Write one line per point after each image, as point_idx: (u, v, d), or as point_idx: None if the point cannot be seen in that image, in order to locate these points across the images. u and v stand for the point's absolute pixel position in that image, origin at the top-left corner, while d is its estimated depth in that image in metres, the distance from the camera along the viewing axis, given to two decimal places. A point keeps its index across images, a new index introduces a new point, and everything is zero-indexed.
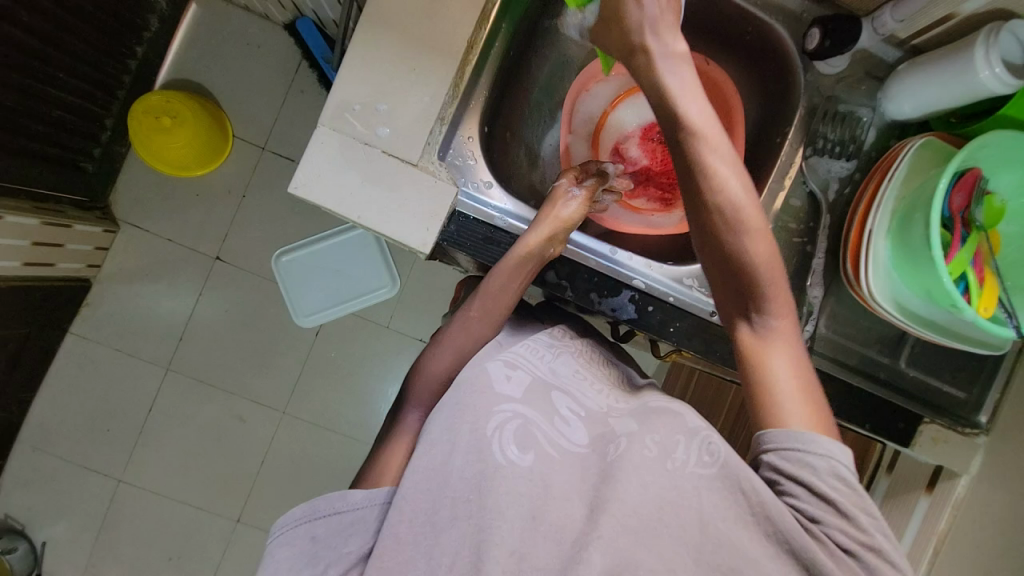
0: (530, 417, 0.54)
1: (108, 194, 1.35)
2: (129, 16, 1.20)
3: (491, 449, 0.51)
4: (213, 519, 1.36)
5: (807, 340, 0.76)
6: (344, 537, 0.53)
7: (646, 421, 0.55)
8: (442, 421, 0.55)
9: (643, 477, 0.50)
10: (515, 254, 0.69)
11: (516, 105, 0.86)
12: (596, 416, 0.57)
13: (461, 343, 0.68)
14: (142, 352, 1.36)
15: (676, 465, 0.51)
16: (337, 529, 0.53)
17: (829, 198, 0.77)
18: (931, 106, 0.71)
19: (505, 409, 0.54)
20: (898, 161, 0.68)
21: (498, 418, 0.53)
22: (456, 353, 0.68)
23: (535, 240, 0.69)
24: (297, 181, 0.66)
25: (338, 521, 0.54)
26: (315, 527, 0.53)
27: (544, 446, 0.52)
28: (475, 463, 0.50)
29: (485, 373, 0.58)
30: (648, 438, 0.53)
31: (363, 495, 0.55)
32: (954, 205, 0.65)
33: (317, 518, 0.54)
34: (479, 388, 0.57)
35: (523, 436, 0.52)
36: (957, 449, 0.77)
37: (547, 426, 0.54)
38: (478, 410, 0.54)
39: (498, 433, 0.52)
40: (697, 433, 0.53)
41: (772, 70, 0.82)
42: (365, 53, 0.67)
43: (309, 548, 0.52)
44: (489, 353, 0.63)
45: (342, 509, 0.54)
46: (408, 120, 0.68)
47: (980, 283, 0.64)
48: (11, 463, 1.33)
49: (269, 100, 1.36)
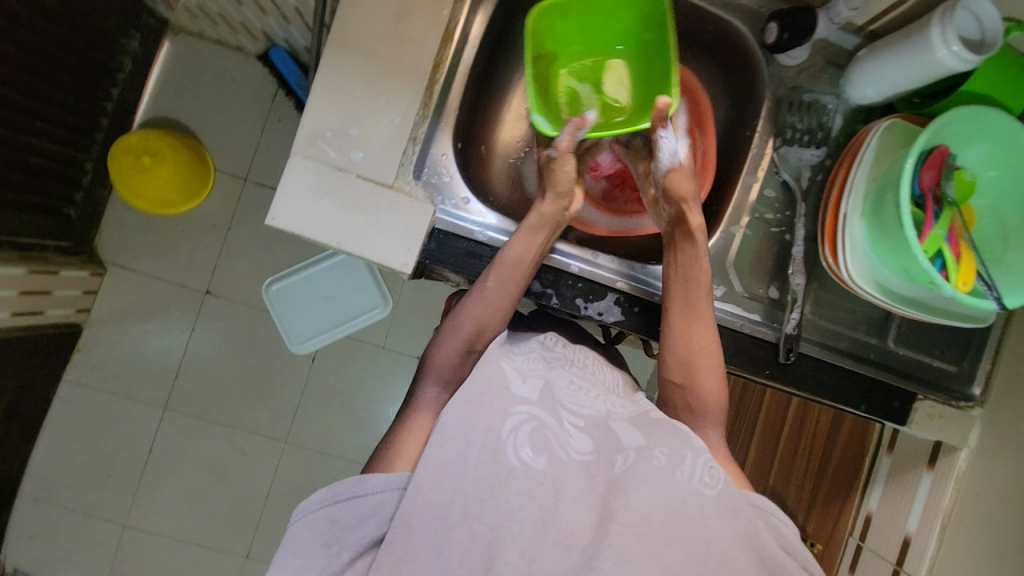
0: (544, 420, 0.53)
1: (93, 237, 1.34)
2: (103, 59, 1.20)
3: (506, 449, 0.50)
4: (223, 556, 1.35)
5: (795, 327, 0.76)
6: (361, 522, 0.51)
7: (652, 435, 0.54)
8: (454, 418, 0.52)
9: (654, 489, 0.49)
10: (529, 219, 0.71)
11: (489, 119, 0.88)
12: (595, 421, 0.56)
13: (480, 315, 0.67)
14: (138, 393, 1.34)
15: (683, 477, 0.51)
16: (354, 513, 0.51)
17: (803, 186, 0.78)
18: (892, 90, 0.73)
19: (520, 410, 0.53)
20: (865, 145, 0.70)
21: (514, 420, 0.52)
22: (477, 322, 0.67)
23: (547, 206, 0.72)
24: (274, 212, 0.67)
25: (355, 505, 0.52)
26: (334, 511, 0.52)
27: (556, 449, 0.51)
28: (489, 465, 0.49)
29: (496, 372, 0.57)
30: (657, 449, 0.52)
31: (382, 479, 0.52)
32: (924, 182, 0.66)
33: (336, 502, 0.52)
34: (494, 385, 0.55)
35: (537, 438, 0.51)
36: (953, 422, 0.78)
37: (558, 430, 0.53)
38: (493, 409, 0.53)
39: (513, 434, 0.51)
40: (701, 453, 0.53)
41: (736, 67, 0.85)
42: (335, 79, 0.68)
43: (327, 531, 0.51)
44: (498, 352, 0.61)
45: (360, 494, 0.52)
46: (381, 142, 0.68)
47: (957, 258, 0.65)
48: (13, 517, 1.31)
49: (248, 131, 1.37)
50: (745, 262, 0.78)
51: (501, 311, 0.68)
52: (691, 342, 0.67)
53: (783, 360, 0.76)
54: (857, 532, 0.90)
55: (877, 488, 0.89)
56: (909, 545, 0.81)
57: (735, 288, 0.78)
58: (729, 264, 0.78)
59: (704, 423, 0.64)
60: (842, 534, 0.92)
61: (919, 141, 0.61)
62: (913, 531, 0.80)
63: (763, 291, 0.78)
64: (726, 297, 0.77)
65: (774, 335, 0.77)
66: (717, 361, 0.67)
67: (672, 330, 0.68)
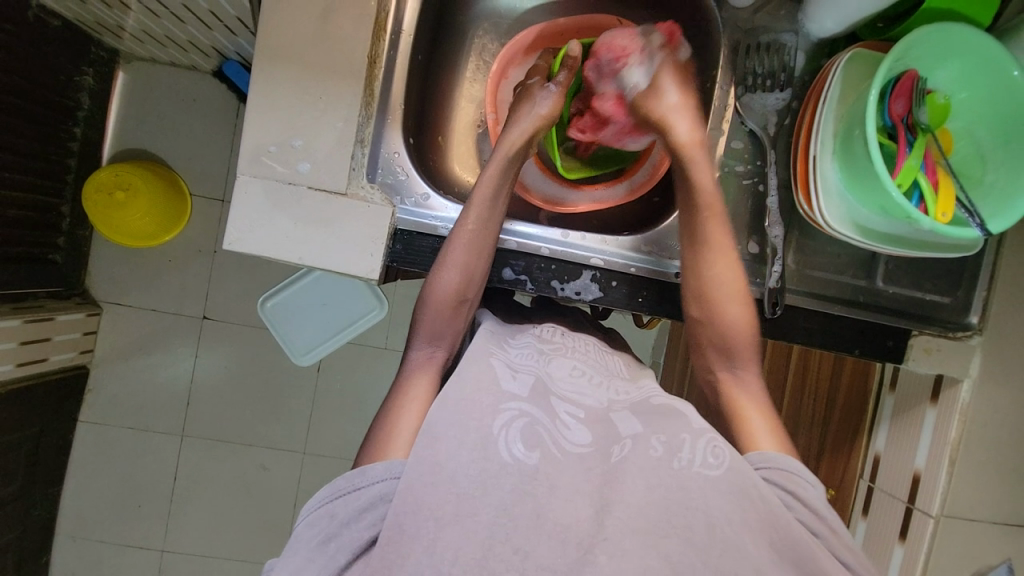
0: (536, 416, 0.52)
1: (83, 278, 1.34)
2: (59, 98, 1.16)
3: (497, 446, 0.49)
4: (261, 568, 1.38)
5: (778, 280, 0.74)
6: (358, 516, 0.49)
7: (650, 423, 0.55)
8: (446, 416, 0.51)
9: (648, 479, 0.49)
10: (504, 149, 0.70)
11: (440, 111, 0.88)
12: (597, 413, 0.56)
13: (469, 264, 0.66)
14: (154, 424, 1.36)
15: (682, 465, 0.50)
16: (353, 506, 0.49)
17: (771, 133, 0.75)
18: (850, 18, 0.69)
19: (512, 406, 0.52)
20: (829, 82, 0.67)
21: (504, 417, 0.51)
22: (463, 269, 0.66)
23: (519, 136, 0.72)
24: (229, 237, 0.65)
25: (355, 497, 0.50)
26: (335, 506, 0.50)
27: (549, 445, 0.50)
28: (479, 461, 0.48)
29: (486, 370, 0.56)
30: (654, 439, 0.52)
31: (382, 468, 0.51)
32: (895, 112, 0.63)
33: (337, 497, 0.51)
34: (481, 381, 0.55)
35: (530, 434, 0.50)
36: (951, 354, 0.75)
37: (551, 426, 0.52)
38: (484, 407, 0.52)
39: (504, 430, 0.50)
40: (702, 434, 0.53)
41: (689, 16, 0.82)
42: (276, 90, 0.66)
43: (326, 528, 0.49)
44: (491, 347, 0.61)
45: (360, 486, 0.50)
46: (327, 149, 0.67)
47: (934, 187, 0.62)
48: (56, 557, 1.35)
49: (218, 152, 1.35)
50: None
51: (485, 252, 0.68)
52: (718, 281, 0.66)
53: (770, 315, 0.74)
54: (866, 474, 0.89)
55: (882, 428, 0.87)
56: (919, 481, 0.79)
57: None
58: None
59: (737, 362, 0.65)
60: (853, 478, 0.91)
61: (881, 68, 0.59)
62: (921, 467, 0.79)
63: (743, 247, 0.76)
64: None
65: (758, 292, 0.75)
66: (748, 302, 0.67)
67: (695, 268, 0.67)
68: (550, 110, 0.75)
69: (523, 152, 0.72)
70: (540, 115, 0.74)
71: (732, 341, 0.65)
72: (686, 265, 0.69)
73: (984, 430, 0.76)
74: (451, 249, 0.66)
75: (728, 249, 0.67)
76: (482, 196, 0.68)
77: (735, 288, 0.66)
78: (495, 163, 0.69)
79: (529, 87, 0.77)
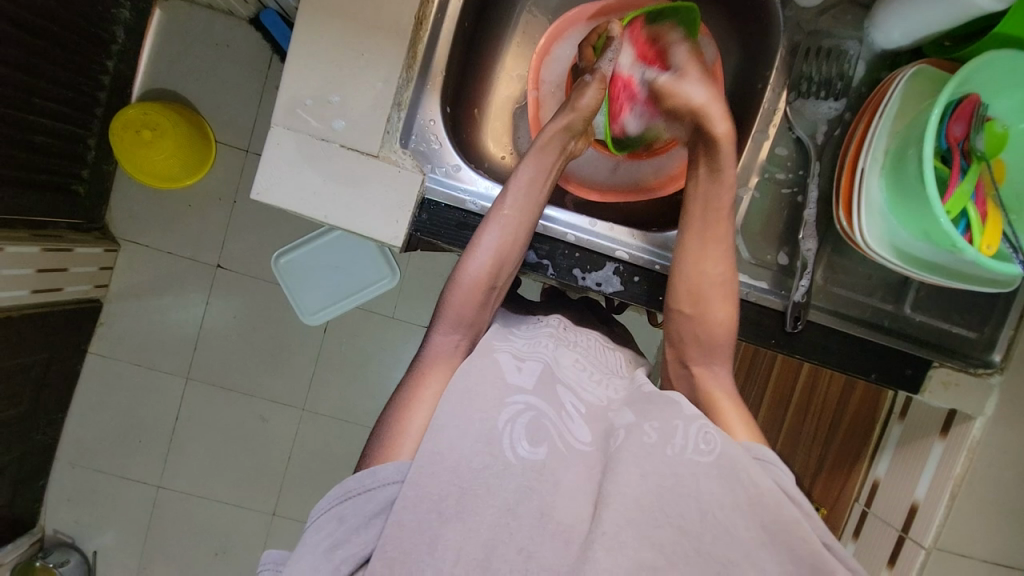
0: (541, 409, 0.52)
1: (104, 213, 1.35)
2: (94, 29, 1.15)
3: (501, 444, 0.49)
4: (250, 515, 1.41)
5: (804, 295, 0.72)
6: (368, 522, 0.47)
7: (642, 412, 0.55)
8: (448, 409, 0.51)
9: (642, 465, 0.49)
10: (540, 143, 0.69)
11: (479, 81, 0.86)
12: (596, 411, 0.56)
13: (502, 251, 0.65)
14: (160, 364, 1.39)
15: (674, 452, 0.50)
16: (363, 511, 0.48)
17: (818, 142, 0.73)
18: (922, 31, 0.66)
19: (517, 400, 0.52)
20: (889, 94, 0.64)
21: (510, 410, 0.51)
22: (496, 253, 0.64)
23: (556, 130, 0.70)
24: (257, 187, 0.65)
25: (366, 501, 0.48)
26: (345, 509, 0.49)
27: (554, 439, 0.51)
28: (483, 456, 0.48)
29: (492, 364, 0.56)
30: (647, 425, 0.53)
31: (392, 470, 0.49)
32: (954, 135, 0.61)
33: (347, 498, 0.49)
34: (488, 376, 0.54)
35: (535, 428, 0.50)
36: (968, 391, 0.74)
37: (556, 419, 0.52)
38: (488, 400, 0.52)
39: (510, 425, 0.50)
40: (694, 420, 0.53)
41: (748, 12, 0.79)
42: (316, 42, 0.65)
43: (334, 532, 0.48)
44: (494, 341, 0.61)
45: (371, 488, 0.49)
46: (363, 109, 0.66)
47: (982, 218, 0.60)
48: (53, 481, 1.38)
49: (247, 101, 1.33)
50: (754, 226, 0.75)
51: (521, 238, 0.66)
52: (705, 271, 0.65)
53: (790, 329, 0.73)
54: (862, 499, 0.90)
55: (885, 456, 0.87)
56: (916, 512, 0.79)
57: (742, 255, 0.74)
58: (736, 229, 0.75)
59: (714, 358, 0.63)
60: (848, 500, 0.92)
61: (947, 89, 0.56)
62: (921, 497, 0.79)
63: (772, 258, 0.75)
64: (731, 266, 0.74)
65: (782, 305, 0.73)
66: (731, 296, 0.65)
67: (691, 253, 0.66)
68: (592, 102, 0.72)
69: (561, 142, 0.70)
70: (580, 108, 0.72)
71: (712, 341, 0.63)
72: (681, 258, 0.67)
73: (991, 469, 0.75)
74: (486, 234, 0.64)
75: (723, 235, 0.66)
76: (519, 184, 0.67)
77: (722, 285, 0.65)
78: (532, 154, 0.69)
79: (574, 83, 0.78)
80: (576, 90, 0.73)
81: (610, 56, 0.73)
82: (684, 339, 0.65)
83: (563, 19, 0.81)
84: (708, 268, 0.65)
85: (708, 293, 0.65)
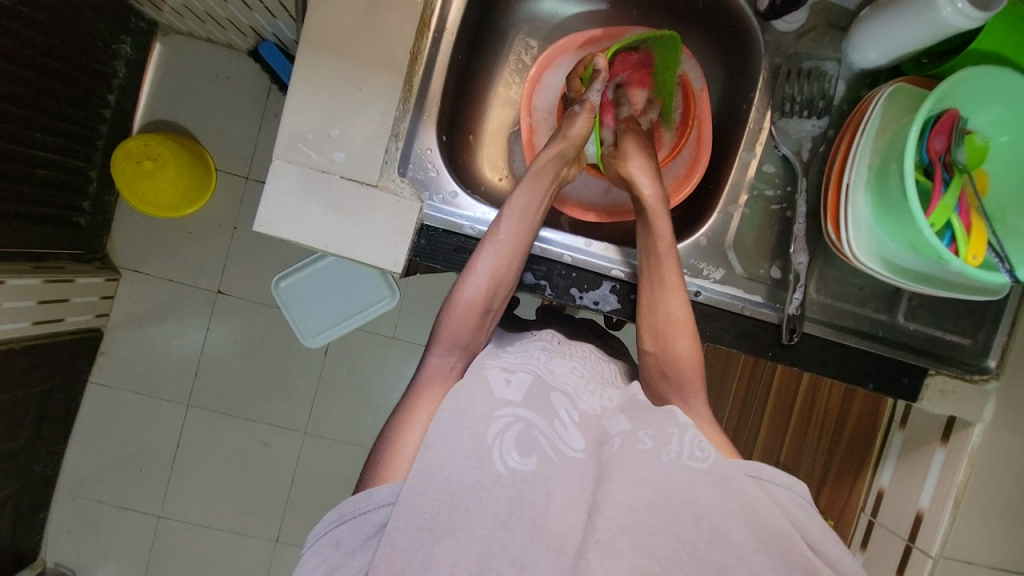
0: (532, 420, 0.53)
1: (105, 243, 1.36)
2: (96, 65, 1.18)
3: (491, 457, 0.49)
4: (252, 542, 1.40)
5: (798, 308, 0.73)
6: (363, 546, 0.48)
7: (636, 419, 0.56)
8: (440, 424, 0.52)
9: (636, 471, 0.50)
10: (534, 168, 0.71)
11: (474, 109, 0.88)
12: (590, 419, 0.57)
13: (497, 274, 0.66)
14: (161, 392, 1.39)
15: (669, 457, 0.51)
16: (358, 535, 0.48)
17: (804, 158, 0.75)
18: (896, 52, 0.69)
19: (507, 413, 0.53)
20: (869, 112, 0.66)
21: (499, 424, 0.52)
22: (491, 277, 0.65)
23: (550, 156, 0.72)
24: (259, 219, 0.67)
25: (360, 524, 0.49)
26: (340, 533, 0.49)
27: (545, 449, 0.51)
28: (475, 470, 0.49)
29: (482, 381, 0.57)
30: (642, 434, 0.54)
31: (386, 491, 0.50)
32: (935, 149, 0.63)
33: (342, 522, 0.49)
34: (478, 392, 0.55)
35: (525, 440, 0.51)
36: (965, 398, 0.75)
37: (549, 429, 0.53)
38: (479, 416, 0.52)
39: (500, 439, 0.50)
40: (687, 429, 0.55)
41: (730, 35, 0.82)
42: (315, 79, 0.67)
43: (330, 557, 0.48)
44: (488, 359, 0.62)
45: (365, 510, 0.49)
46: (362, 140, 0.68)
47: (966, 229, 0.62)
48: (53, 514, 1.37)
49: (247, 130, 1.36)
50: (745, 242, 0.76)
51: (515, 262, 0.67)
52: (667, 306, 0.66)
53: (786, 341, 0.74)
54: (868, 508, 0.91)
55: (889, 464, 0.89)
56: (922, 520, 0.79)
57: (735, 270, 0.76)
58: (729, 245, 0.76)
59: (686, 394, 0.62)
60: (854, 510, 0.93)
61: (923, 106, 0.58)
62: (926, 506, 0.79)
63: (765, 271, 0.76)
64: (726, 280, 0.76)
65: (776, 317, 0.75)
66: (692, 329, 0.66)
67: (652, 288, 0.68)
68: (582, 131, 0.75)
69: (555, 168, 0.73)
70: (572, 136, 0.75)
71: (682, 376, 0.63)
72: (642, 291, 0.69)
73: (992, 475, 0.75)
74: (482, 257, 0.66)
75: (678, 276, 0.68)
76: (514, 208, 0.68)
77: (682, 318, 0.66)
78: (526, 180, 0.71)
79: (565, 111, 0.80)
80: (567, 119, 0.76)
81: (597, 87, 0.77)
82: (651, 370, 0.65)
83: (552, 49, 0.84)
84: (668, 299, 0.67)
85: (675, 324, 0.65)
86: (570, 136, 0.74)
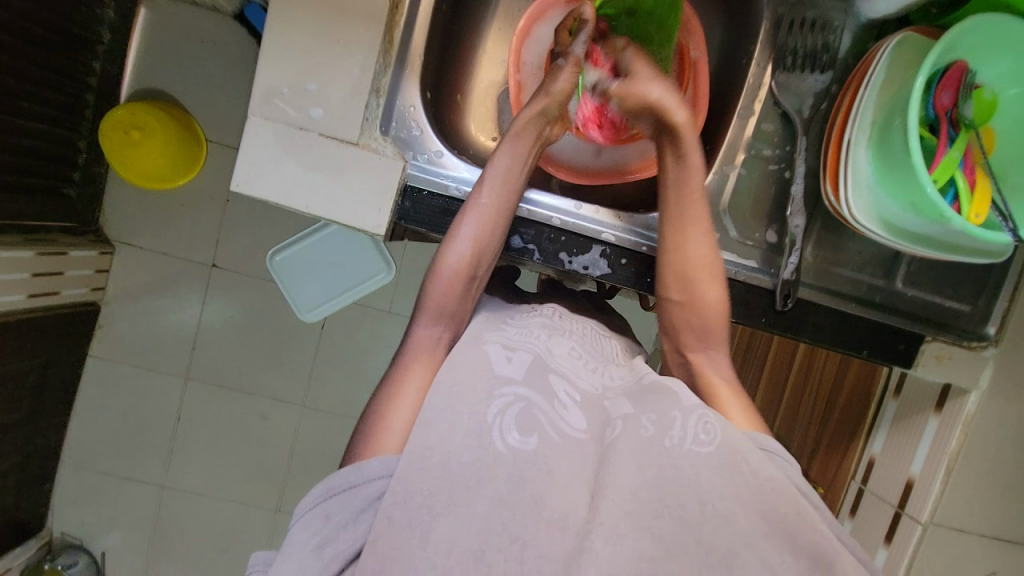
0: (533, 399, 0.52)
1: (97, 216, 1.34)
2: (80, 30, 1.15)
3: (492, 434, 0.49)
4: (254, 512, 1.42)
5: (793, 273, 0.71)
6: (356, 518, 0.47)
7: (640, 403, 0.55)
8: (438, 402, 0.52)
9: (642, 459, 0.49)
10: (514, 129, 0.68)
11: (462, 67, 0.85)
12: (591, 399, 0.56)
13: (480, 240, 0.64)
14: (160, 366, 1.39)
15: (673, 443, 0.50)
16: (350, 507, 0.48)
17: (805, 116, 0.72)
18: (904, 1, 0.65)
19: (507, 391, 0.52)
20: (874, 65, 0.63)
21: (500, 402, 0.51)
22: (475, 244, 0.64)
23: (530, 115, 0.69)
24: (237, 179, 0.64)
25: (352, 496, 0.48)
26: (331, 505, 0.49)
27: (545, 427, 0.51)
28: (474, 448, 0.48)
29: (481, 355, 0.56)
30: (644, 418, 0.53)
31: (377, 465, 0.49)
32: (941, 104, 0.60)
33: (332, 496, 0.49)
34: (478, 367, 0.54)
35: (525, 418, 0.50)
36: (962, 364, 0.74)
37: (548, 409, 0.52)
38: (479, 393, 0.52)
39: (500, 417, 0.50)
40: (693, 410, 0.53)
41: None
42: (290, 31, 0.64)
43: (322, 530, 0.48)
44: (486, 332, 0.60)
45: (356, 484, 0.49)
46: (340, 97, 0.65)
47: (971, 188, 0.60)
48: (59, 483, 1.40)
49: (235, 99, 1.32)
50: (742, 205, 0.74)
51: (499, 227, 0.66)
52: (689, 257, 0.65)
53: (780, 308, 0.72)
54: (859, 477, 0.89)
55: (880, 434, 0.86)
56: (913, 488, 0.79)
57: (730, 234, 0.73)
58: (724, 209, 0.74)
59: (711, 344, 0.64)
60: (844, 479, 0.91)
61: (930, 56, 0.55)
62: (917, 475, 0.78)
63: (760, 236, 0.74)
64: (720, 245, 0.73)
65: (770, 283, 0.73)
66: (719, 275, 0.66)
67: (671, 243, 0.66)
68: (565, 87, 0.70)
69: (537, 128, 0.70)
70: (555, 92, 0.70)
71: (705, 326, 0.64)
72: (664, 243, 0.67)
73: (987, 445, 0.74)
74: (463, 225, 0.64)
75: (702, 223, 0.66)
76: (495, 171, 0.66)
77: (709, 264, 0.66)
78: (508, 140, 0.68)
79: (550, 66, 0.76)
80: (551, 74, 0.71)
81: (583, 38, 0.71)
82: (674, 326, 0.66)
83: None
84: (689, 244, 0.66)
85: (696, 275, 0.65)
86: (558, 91, 0.70)
